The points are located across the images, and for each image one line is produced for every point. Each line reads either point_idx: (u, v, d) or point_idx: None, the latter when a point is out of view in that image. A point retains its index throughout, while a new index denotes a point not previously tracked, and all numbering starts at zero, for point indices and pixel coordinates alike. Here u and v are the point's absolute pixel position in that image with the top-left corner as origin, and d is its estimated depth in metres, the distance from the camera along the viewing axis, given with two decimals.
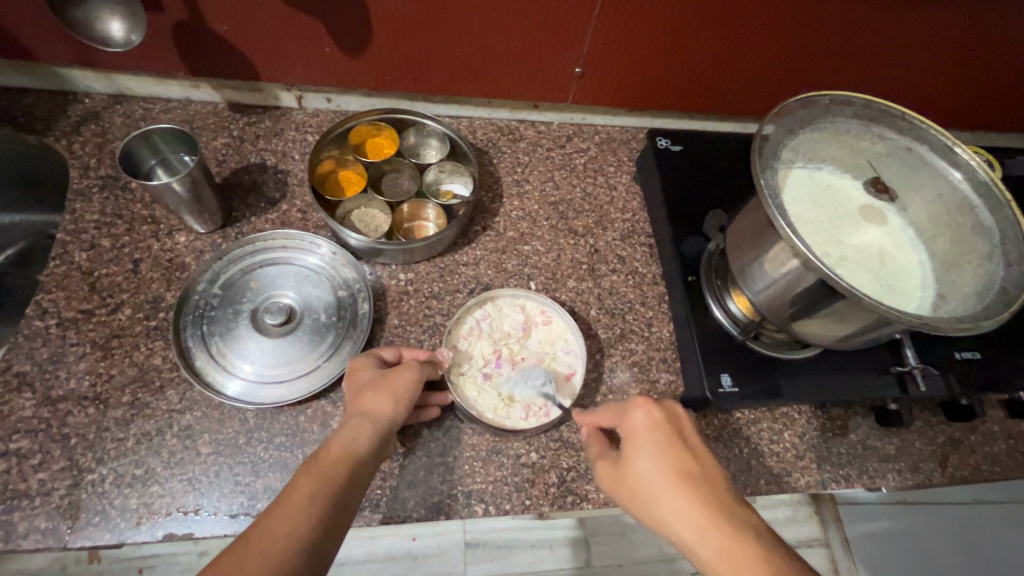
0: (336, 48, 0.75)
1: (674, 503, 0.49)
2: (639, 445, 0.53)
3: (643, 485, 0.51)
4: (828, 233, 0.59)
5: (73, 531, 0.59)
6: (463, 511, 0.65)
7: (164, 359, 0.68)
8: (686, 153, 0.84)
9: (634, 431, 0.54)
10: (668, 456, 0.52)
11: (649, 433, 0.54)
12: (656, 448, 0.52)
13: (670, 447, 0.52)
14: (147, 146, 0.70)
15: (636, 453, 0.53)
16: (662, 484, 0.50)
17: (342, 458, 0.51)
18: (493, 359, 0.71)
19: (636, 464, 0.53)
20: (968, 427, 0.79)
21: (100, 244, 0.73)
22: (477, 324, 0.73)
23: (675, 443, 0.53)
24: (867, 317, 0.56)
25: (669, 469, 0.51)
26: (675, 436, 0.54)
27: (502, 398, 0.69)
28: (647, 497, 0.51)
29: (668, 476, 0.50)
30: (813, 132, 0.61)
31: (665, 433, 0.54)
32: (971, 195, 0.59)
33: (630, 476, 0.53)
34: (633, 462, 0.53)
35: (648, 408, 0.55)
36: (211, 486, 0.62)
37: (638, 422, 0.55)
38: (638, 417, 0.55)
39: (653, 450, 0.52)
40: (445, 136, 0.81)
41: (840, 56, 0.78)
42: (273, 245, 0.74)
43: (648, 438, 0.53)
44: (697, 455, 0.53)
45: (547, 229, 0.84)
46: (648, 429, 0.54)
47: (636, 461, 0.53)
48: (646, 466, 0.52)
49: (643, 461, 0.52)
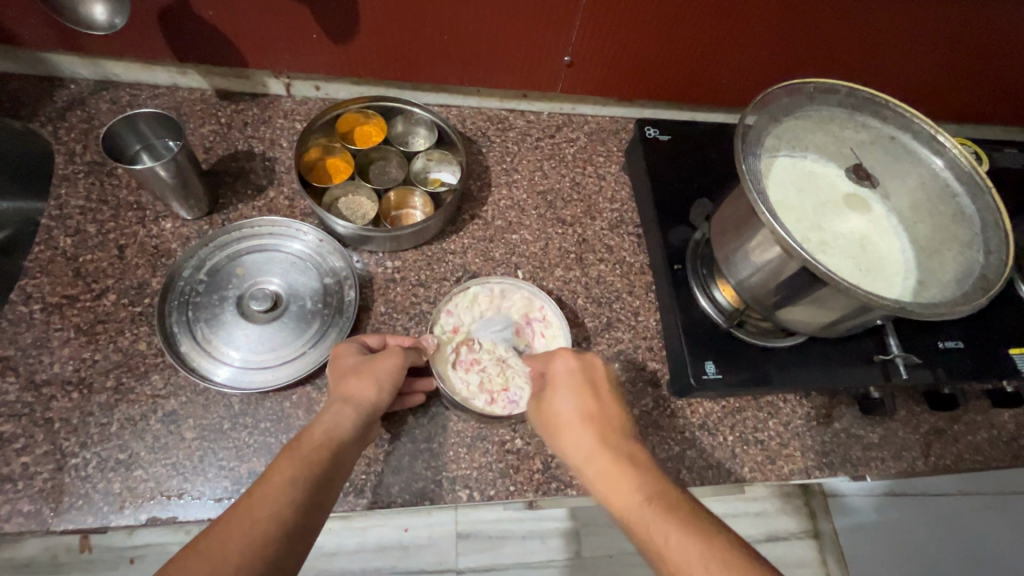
0: (323, 35, 0.75)
1: (575, 433, 0.53)
2: (557, 387, 0.57)
3: (556, 420, 0.56)
4: (812, 219, 0.59)
5: (56, 515, 0.59)
6: (448, 497, 0.65)
7: (149, 344, 0.68)
8: (675, 143, 0.84)
9: (555, 374, 0.59)
10: (578, 396, 0.56)
11: (567, 377, 0.58)
12: (570, 389, 0.56)
13: (583, 390, 0.56)
14: (131, 130, 0.70)
15: (553, 394, 0.57)
16: (568, 416, 0.54)
17: (324, 444, 0.51)
18: (477, 346, 0.71)
19: (552, 401, 0.57)
20: (951, 417, 0.80)
21: (85, 229, 0.73)
22: (466, 309, 0.73)
23: (588, 388, 0.57)
24: (848, 302, 0.56)
25: (577, 406, 0.55)
26: (588, 381, 0.58)
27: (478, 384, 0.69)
28: (555, 429, 0.56)
29: (574, 412, 0.54)
30: (797, 119, 0.62)
31: (581, 378, 0.58)
32: (953, 183, 0.60)
33: (547, 414, 0.57)
34: (549, 400, 0.57)
35: (569, 356, 0.59)
36: (196, 471, 0.62)
37: (560, 369, 0.59)
38: (559, 363, 0.59)
39: (566, 390, 0.57)
40: (434, 124, 0.81)
41: (829, 47, 0.78)
42: (260, 232, 0.74)
43: (564, 382, 0.57)
44: (606, 399, 0.56)
45: (535, 218, 0.84)
46: (567, 373, 0.58)
47: (552, 400, 0.57)
48: (559, 404, 0.56)
49: (558, 400, 0.56)
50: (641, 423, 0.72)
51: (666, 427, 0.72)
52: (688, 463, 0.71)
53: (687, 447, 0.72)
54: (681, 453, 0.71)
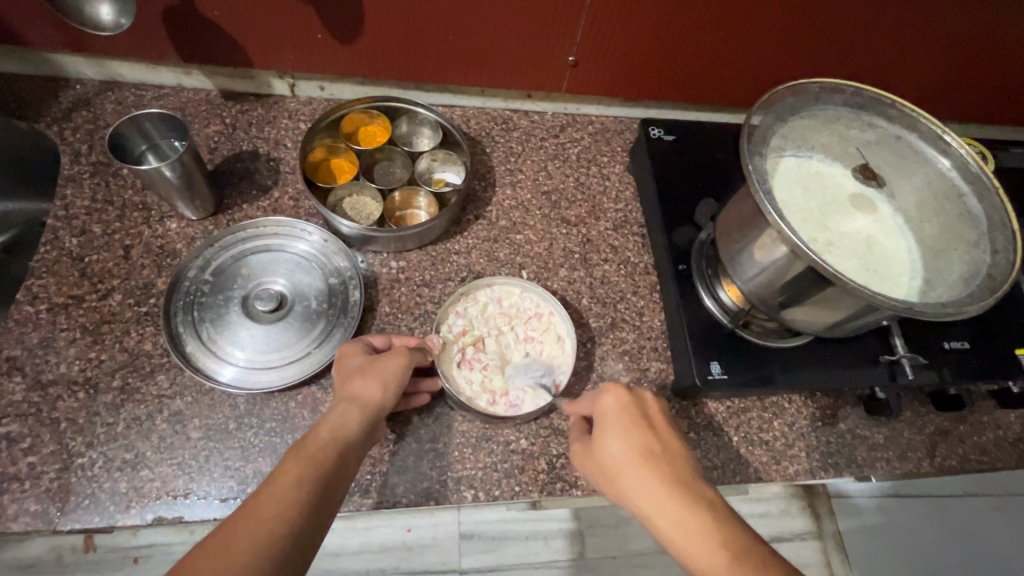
0: (328, 35, 0.75)
1: (636, 478, 0.50)
2: (609, 427, 0.54)
3: (613, 464, 0.52)
4: (816, 219, 0.59)
5: (62, 514, 0.59)
6: (453, 497, 0.65)
7: (154, 344, 0.68)
8: (679, 143, 0.84)
9: (604, 412, 0.55)
10: (634, 435, 0.53)
11: (619, 414, 0.55)
12: (623, 427, 0.53)
13: (638, 427, 0.53)
14: (137, 131, 0.70)
15: (605, 433, 0.54)
16: (626, 459, 0.51)
17: (330, 443, 0.51)
18: (481, 347, 0.71)
19: (604, 442, 0.54)
20: (956, 417, 0.79)
21: (91, 230, 0.73)
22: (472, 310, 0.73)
23: (642, 423, 0.54)
24: (854, 302, 0.56)
25: (634, 447, 0.52)
26: (641, 416, 0.55)
27: (483, 386, 0.69)
28: (612, 474, 0.53)
29: (632, 455, 0.51)
30: (802, 119, 0.61)
31: (633, 413, 0.55)
32: (960, 182, 0.59)
33: (600, 457, 0.54)
34: (600, 441, 0.54)
35: (619, 392, 0.56)
36: (202, 471, 0.62)
37: (609, 405, 0.56)
38: (609, 400, 0.56)
39: (619, 429, 0.53)
40: (438, 124, 0.81)
41: (833, 46, 0.78)
42: (265, 232, 0.74)
43: (616, 419, 0.54)
44: (663, 434, 0.54)
45: (539, 218, 0.84)
46: (618, 410, 0.55)
47: (603, 441, 0.54)
48: (611, 445, 0.53)
49: (610, 441, 0.53)
50: None
51: None
52: None
53: (692, 447, 0.72)
54: None
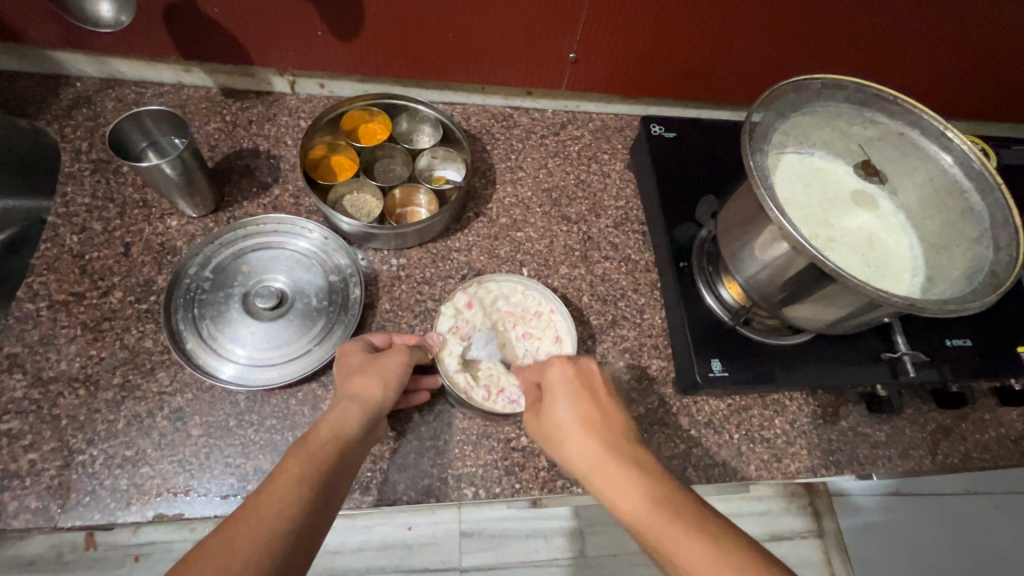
0: (328, 32, 0.75)
1: (579, 442, 0.51)
2: (555, 396, 0.55)
3: (558, 430, 0.53)
4: (818, 216, 0.58)
5: (63, 511, 0.59)
6: (453, 494, 0.65)
7: (155, 342, 0.68)
8: (680, 140, 0.84)
9: (551, 382, 0.56)
10: (577, 404, 0.54)
11: (565, 384, 0.56)
12: (568, 396, 0.54)
13: (582, 397, 0.54)
14: (137, 128, 0.70)
15: (551, 401, 0.55)
16: (570, 425, 0.52)
17: (331, 441, 0.51)
18: (479, 342, 0.71)
19: (551, 410, 0.55)
20: (958, 415, 0.79)
21: (91, 227, 0.73)
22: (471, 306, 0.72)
23: (584, 392, 0.55)
24: (856, 299, 0.56)
25: (578, 415, 0.53)
26: (586, 387, 0.56)
27: (482, 381, 0.69)
28: (556, 440, 0.54)
29: (576, 422, 0.52)
30: (804, 116, 0.61)
31: (578, 384, 0.56)
32: (963, 180, 0.59)
33: (546, 423, 0.55)
34: (547, 409, 0.55)
35: (564, 363, 0.57)
36: (202, 468, 0.62)
37: (556, 376, 0.56)
38: (555, 371, 0.57)
39: (565, 398, 0.54)
40: (439, 122, 0.81)
41: (835, 43, 0.78)
42: (265, 229, 0.74)
43: (562, 388, 0.55)
44: (605, 405, 0.55)
45: (540, 216, 0.84)
46: (563, 380, 0.56)
47: (549, 410, 0.55)
48: (558, 414, 0.54)
49: (557, 409, 0.54)
50: (647, 421, 0.72)
51: (672, 425, 0.72)
52: (694, 461, 0.71)
53: (693, 445, 0.71)
54: (687, 451, 0.71)
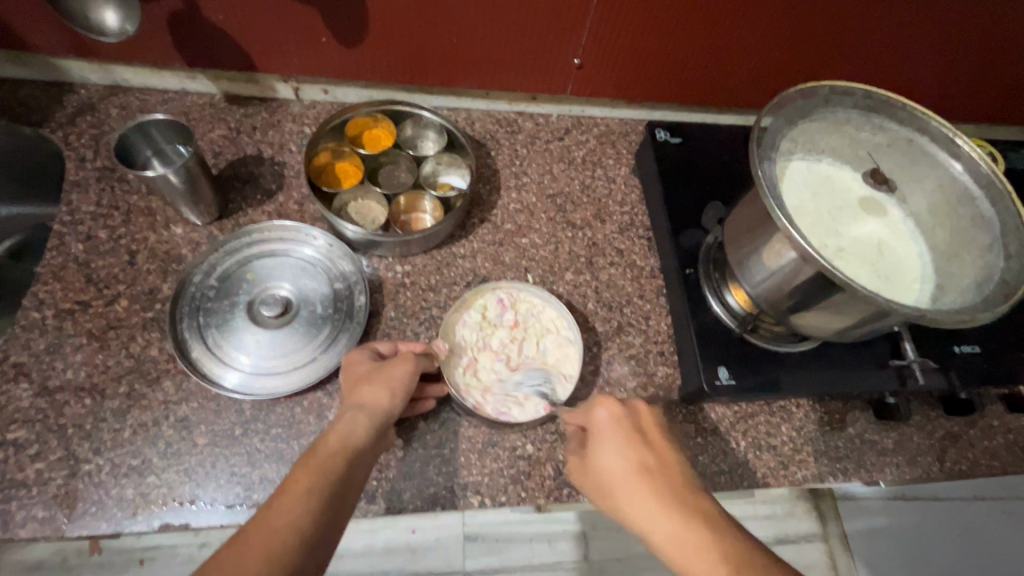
0: (332, 38, 0.75)
1: (631, 491, 0.50)
2: (602, 440, 0.55)
3: (607, 477, 0.53)
4: (826, 224, 0.58)
5: (70, 521, 0.59)
6: (459, 503, 0.65)
7: (160, 350, 0.68)
8: (685, 145, 0.83)
9: (598, 426, 0.56)
10: (628, 449, 0.53)
11: (611, 427, 0.55)
12: (617, 441, 0.54)
13: (632, 441, 0.54)
14: (142, 137, 0.70)
15: (600, 448, 0.54)
16: (620, 471, 0.52)
17: (339, 450, 0.51)
18: (475, 350, 0.71)
19: (600, 456, 0.54)
20: (966, 421, 0.79)
21: (96, 235, 0.73)
22: (476, 314, 0.72)
23: (635, 436, 0.54)
24: (865, 308, 0.55)
25: (629, 462, 0.52)
26: (635, 431, 0.55)
27: (476, 388, 0.68)
28: (608, 489, 0.53)
29: (629, 468, 0.51)
30: (812, 122, 0.61)
31: (627, 427, 0.55)
32: (972, 186, 0.58)
33: (595, 471, 0.54)
34: (597, 456, 0.54)
35: (611, 405, 0.56)
36: (208, 477, 0.62)
37: (602, 418, 0.56)
38: (601, 412, 0.56)
39: (614, 442, 0.54)
40: (443, 128, 0.81)
41: (842, 46, 0.77)
42: (270, 237, 0.74)
43: (609, 432, 0.55)
44: (658, 450, 0.54)
45: (544, 222, 0.83)
46: (611, 424, 0.55)
47: (599, 455, 0.54)
48: (609, 460, 0.53)
49: (605, 456, 0.54)
50: None
51: (678, 433, 0.72)
52: (701, 468, 0.70)
53: (700, 453, 0.71)
54: (693, 458, 0.71)
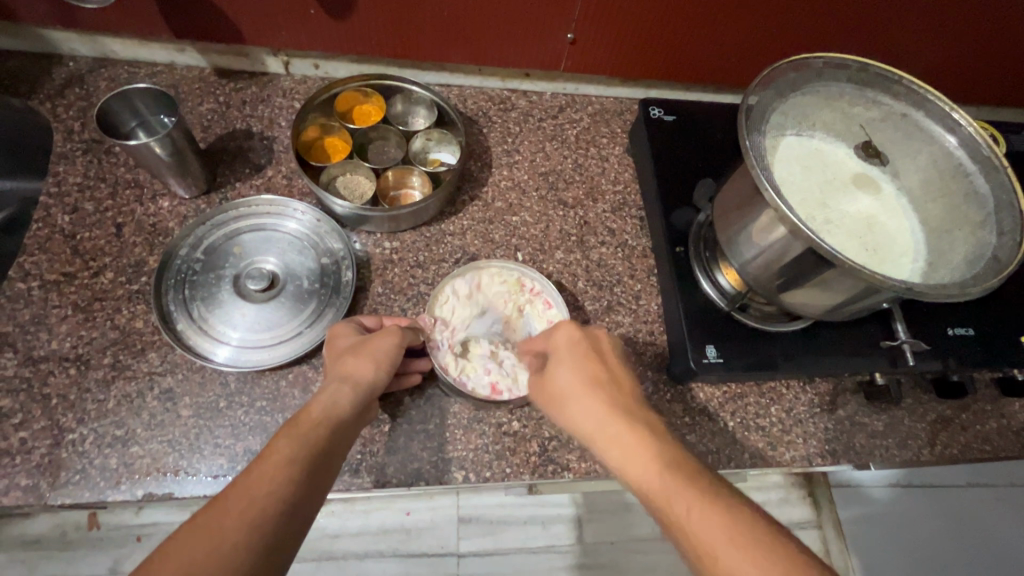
0: (321, 9, 0.73)
1: (579, 399, 0.52)
2: (559, 360, 0.56)
3: (560, 389, 0.54)
4: (816, 199, 0.57)
5: (53, 489, 0.59)
6: (443, 478, 0.65)
7: (146, 322, 0.68)
8: (680, 123, 0.82)
9: (557, 346, 0.57)
10: (584, 365, 0.55)
11: (568, 347, 0.57)
12: (574, 358, 0.55)
13: (587, 358, 0.55)
14: (125, 106, 0.69)
15: (557, 364, 0.56)
16: (572, 384, 0.53)
17: (322, 422, 0.50)
18: (467, 310, 0.71)
19: (556, 372, 0.56)
20: (959, 405, 0.78)
21: (83, 207, 0.73)
22: (493, 278, 0.73)
23: (592, 355, 0.56)
24: (854, 284, 0.55)
25: (583, 375, 0.54)
26: (591, 349, 0.57)
27: (450, 344, 0.68)
28: (557, 399, 0.55)
29: (581, 379, 0.53)
30: (805, 95, 0.59)
31: (585, 346, 0.57)
32: (966, 162, 0.58)
33: (548, 385, 0.56)
34: (551, 371, 0.56)
35: (572, 327, 0.58)
36: (192, 449, 0.62)
37: (563, 339, 0.58)
38: (561, 334, 0.58)
39: (569, 360, 0.55)
40: (433, 103, 0.80)
41: (843, 22, 0.75)
42: (257, 211, 0.74)
43: (567, 351, 0.56)
44: (611, 366, 0.56)
45: (536, 200, 0.82)
46: (569, 344, 0.57)
47: (555, 371, 0.56)
48: (564, 374, 0.55)
49: (561, 371, 0.55)
50: None
51: (666, 411, 0.71)
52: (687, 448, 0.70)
53: (687, 432, 0.71)
54: (681, 438, 0.70)
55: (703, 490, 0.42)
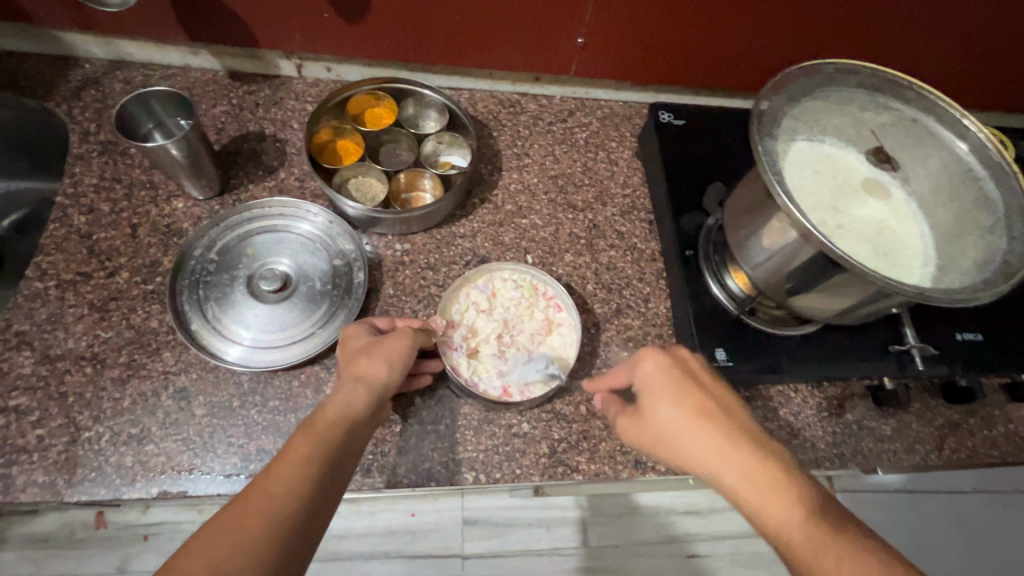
0: (334, 13, 0.74)
1: (692, 438, 0.49)
2: (656, 392, 0.53)
3: (665, 426, 0.51)
4: (826, 203, 0.58)
5: (70, 486, 0.60)
6: (453, 478, 0.65)
7: (160, 322, 0.68)
8: (689, 127, 0.83)
9: (648, 378, 0.54)
10: (688, 397, 0.51)
11: (663, 376, 0.53)
12: (674, 390, 0.52)
13: (688, 388, 0.52)
14: (143, 109, 0.70)
15: (654, 399, 0.52)
16: (679, 420, 0.50)
17: (338, 421, 0.51)
18: (481, 306, 0.72)
19: (655, 407, 0.52)
20: (967, 410, 0.78)
21: (99, 208, 0.74)
22: (509, 279, 0.74)
23: (690, 383, 0.53)
24: (864, 288, 0.55)
25: (690, 410, 0.51)
26: (688, 376, 0.53)
27: (461, 344, 0.69)
28: (663, 436, 0.52)
29: (690, 415, 0.50)
30: (815, 101, 0.60)
31: (680, 374, 0.53)
32: (977, 167, 0.58)
33: (649, 421, 0.53)
34: (652, 407, 0.52)
35: (660, 356, 0.54)
36: (206, 447, 0.63)
37: (653, 368, 0.54)
38: (650, 363, 0.54)
39: (669, 392, 0.52)
40: (445, 107, 0.80)
41: (852, 29, 0.76)
42: (270, 213, 0.74)
43: (664, 382, 0.53)
44: (713, 393, 0.53)
45: (545, 203, 0.83)
46: (663, 373, 0.53)
47: (655, 406, 0.52)
48: (667, 410, 0.51)
49: (661, 406, 0.52)
50: None
51: None
52: None
53: None
54: None
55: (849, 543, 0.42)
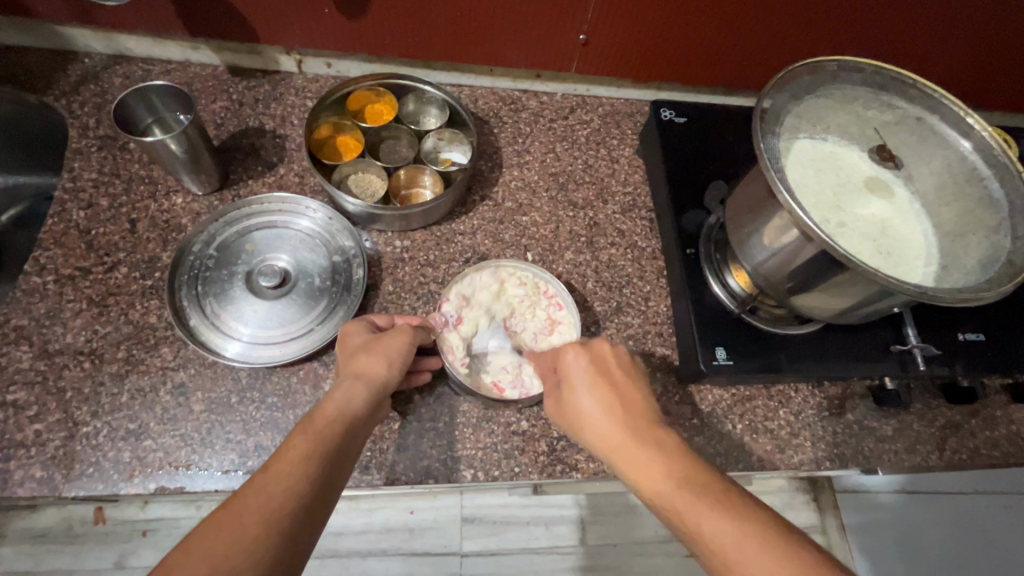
0: (335, 9, 0.74)
1: (597, 427, 0.51)
2: (573, 385, 0.55)
3: (580, 417, 0.53)
4: (829, 202, 0.57)
5: (67, 481, 0.60)
6: (452, 476, 0.65)
7: (159, 318, 0.68)
8: (690, 125, 0.82)
9: (567, 371, 0.56)
10: (598, 390, 0.53)
11: (580, 370, 0.55)
12: (587, 382, 0.54)
13: (600, 382, 0.54)
14: (141, 103, 0.70)
15: (572, 391, 0.54)
16: (590, 410, 0.52)
17: (337, 419, 0.50)
18: (489, 306, 0.71)
19: (572, 398, 0.54)
20: (969, 411, 0.78)
21: (98, 203, 0.73)
22: (515, 278, 0.73)
23: (602, 376, 0.54)
24: (866, 287, 0.55)
25: (599, 400, 0.52)
26: (602, 371, 0.55)
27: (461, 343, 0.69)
28: (578, 426, 0.53)
29: (597, 405, 0.52)
30: (819, 98, 0.60)
31: (595, 369, 0.55)
32: (981, 166, 0.58)
33: (567, 412, 0.55)
34: (569, 399, 0.54)
35: (578, 351, 0.56)
36: (204, 443, 0.63)
37: (572, 362, 0.56)
38: (571, 358, 0.56)
39: (583, 383, 0.54)
40: (445, 103, 0.80)
41: (856, 27, 0.75)
42: (270, 209, 0.74)
43: (580, 375, 0.55)
44: (623, 387, 0.54)
45: (546, 200, 0.83)
46: (580, 367, 0.55)
47: (571, 398, 0.54)
48: (580, 401, 0.53)
49: (576, 398, 0.54)
50: None
51: (674, 412, 0.71)
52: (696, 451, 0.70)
53: (696, 434, 0.71)
54: (689, 439, 0.70)
55: (729, 510, 0.42)
